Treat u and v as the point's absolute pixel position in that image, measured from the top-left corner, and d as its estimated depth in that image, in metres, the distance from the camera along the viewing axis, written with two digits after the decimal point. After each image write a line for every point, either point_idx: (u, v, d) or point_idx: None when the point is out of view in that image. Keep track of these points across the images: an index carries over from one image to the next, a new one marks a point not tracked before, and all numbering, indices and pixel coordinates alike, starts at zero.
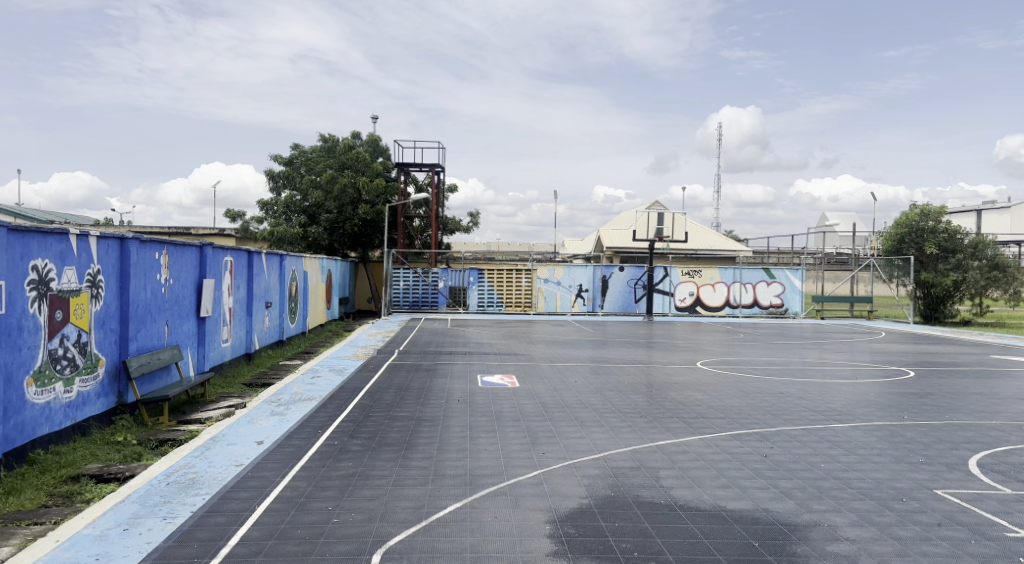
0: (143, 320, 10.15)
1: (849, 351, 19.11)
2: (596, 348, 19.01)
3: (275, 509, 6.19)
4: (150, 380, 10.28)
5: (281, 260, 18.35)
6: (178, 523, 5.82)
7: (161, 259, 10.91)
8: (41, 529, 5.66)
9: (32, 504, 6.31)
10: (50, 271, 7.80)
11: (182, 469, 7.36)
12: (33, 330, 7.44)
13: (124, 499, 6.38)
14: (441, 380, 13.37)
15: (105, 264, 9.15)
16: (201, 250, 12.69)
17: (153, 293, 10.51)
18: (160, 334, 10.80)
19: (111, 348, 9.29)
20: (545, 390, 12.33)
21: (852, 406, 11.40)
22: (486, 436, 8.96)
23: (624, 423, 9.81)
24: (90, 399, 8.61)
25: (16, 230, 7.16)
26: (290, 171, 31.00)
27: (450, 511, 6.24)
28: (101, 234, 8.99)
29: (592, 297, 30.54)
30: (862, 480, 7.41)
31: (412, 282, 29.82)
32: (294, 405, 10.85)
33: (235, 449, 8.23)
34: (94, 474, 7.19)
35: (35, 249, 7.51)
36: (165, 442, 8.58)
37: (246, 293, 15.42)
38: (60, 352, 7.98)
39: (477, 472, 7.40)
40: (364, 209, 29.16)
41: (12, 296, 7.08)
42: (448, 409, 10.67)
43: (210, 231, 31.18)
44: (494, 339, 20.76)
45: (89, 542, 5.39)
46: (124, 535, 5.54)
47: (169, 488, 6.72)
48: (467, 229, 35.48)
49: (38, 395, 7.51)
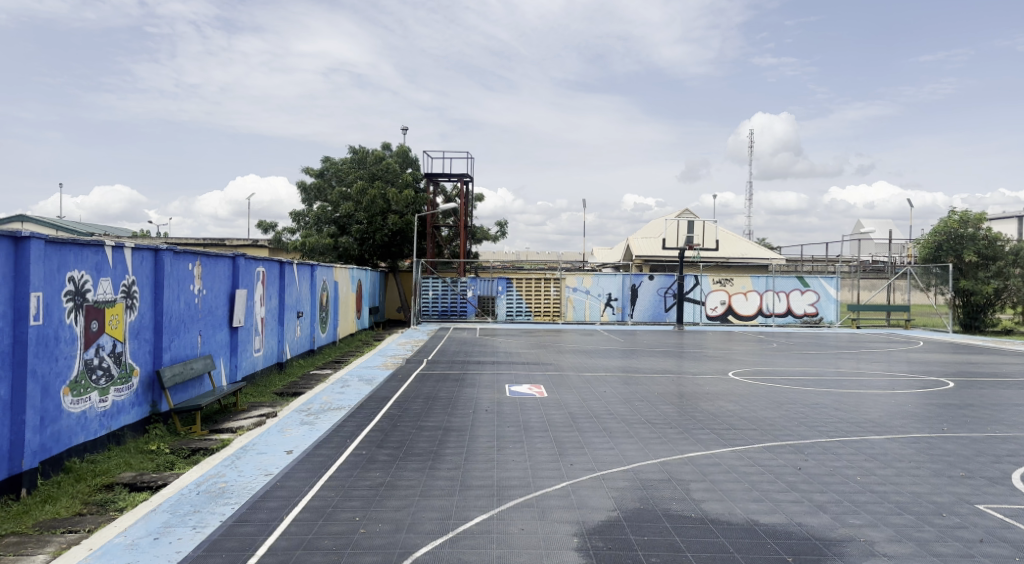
0: (177, 331, 10.34)
1: (887, 361, 18.64)
2: (625, 357, 18.85)
3: (303, 519, 6.23)
4: (183, 389, 10.46)
5: (312, 271, 18.59)
6: (207, 533, 5.88)
7: (194, 270, 11.11)
8: (75, 537, 5.77)
9: (67, 512, 6.45)
10: (87, 282, 7.99)
11: (213, 479, 7.44)
12: (70, 341, 7.60)
13: (155, 508, 6.48)
14: (469, 389, 13.38)
15: (140, 275, 9.34)
16: (233, 261, 12.90)
17: (186, 303, 10.71)
18: (193, 344, 10.99)
19: (146, 357, 9.47)
20: (573, 400, 12.27)
21: (889, 417, 11.14)
22: (514, 447, 8.92)
23: (653, 434, 9.70)
24: (124, 408, 8.79)
25: (54, 242, 7.35)
26: (321, 182, 31.28)
27: (476, 522, 6.22)
28: (136, 246, 9.17)
29: (622, 306, 30.37)
30: (900, 494, 7.20)
31: (441, 291, 30.00)
32: (324, 415, 10.93)
33: (265, 458, 8.32)
34: (128, 482, 7.33)
35: (72, 261, 7.69)
36: (198, 450, 8.71)
37: (278, 303, 15.65)
38: (96, 362, 8.16)
39: (504, 483, 7.36)
40: (394, 219, 29.40)
41: (50, 307, 7.26)
42: (476, 419, 10.68)
43: (242, 243, 31.50)
44: (523, 348, 20.71)
45: (120, 551, 5.47)
46: (154, 545, 5.61)
47: (200, 497, 6.80)
48: (495, 238, 35.60)
49: (74, 404, 7.68)
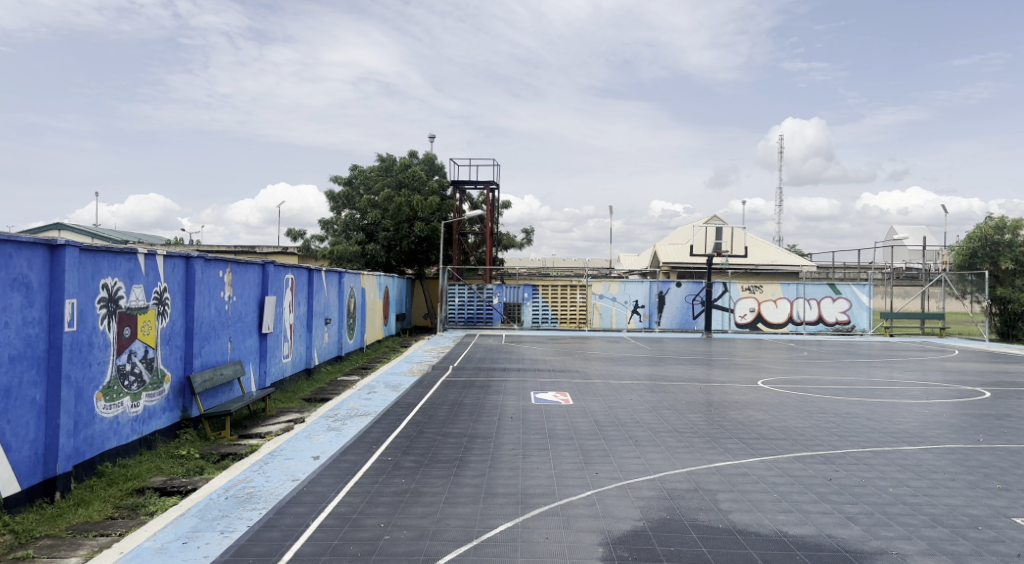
0: (207, 337, 10.51)
1: (921, 370, 18.21)
2: (652, 365, 18.69)
3: (328, 525, 6.27)
4: (213, 395, 10.63)
5: (340, 278, 18.77)
6: (235, 537, 5.95)
7: (225, 277, 11.29)
8: (106, 541, 5.88)
9: (99, 515, 6.59)
10: (120, 289, 8.15)
11: (241, 483, 7.54)
12: (103, 347, 7.77)
13: (184, 513, 6.57)
14: (495, 396, 13.38)
15: (172, 281, 9.52)
16: (263, 268, 13.09)
17: (217, 310, 10.88)
18: (223, 350, 11.16)
19: (177, 363, 9.64)
20: (599, 408, 12.20)
21: (923, 427, 10.88)
22: (539, 455, 8.90)
23: (680, 443, 9.60)
24: (155, 413, 8.95)
25: (88, 250, 7.53)
26: (349, 191, 31.58)
27: (500, 530, 6.20)
28: (168, 253, 9.35)
29: (649, 313, 30.15)
30: (934, 506, 7.03)
31: (467, 298, 30.11)
32: (350, 421, 11.02)
33: (293, 463, 8.41)
34: (158, 487, 7.46)
35: (106, 268, 7.86)
36: (227, 455, 8.83)
37: (306, 310, 15.83)
38: (128, 368, 8.33)
39: (529, 491, 7.34)
40: (420, 226, 29.57)
41: (84, 313, 7.43)
42: (502, 426, 10.67)
43: (272, 250, 31.91)
44: (548, 355, 20.66)
45: (150, 555, 5.56)
46: (183, 549, 5.69)
47: (228, 502, 6.89)
48: (522, 245, 35.62)
49: (107, 409, 7.84)
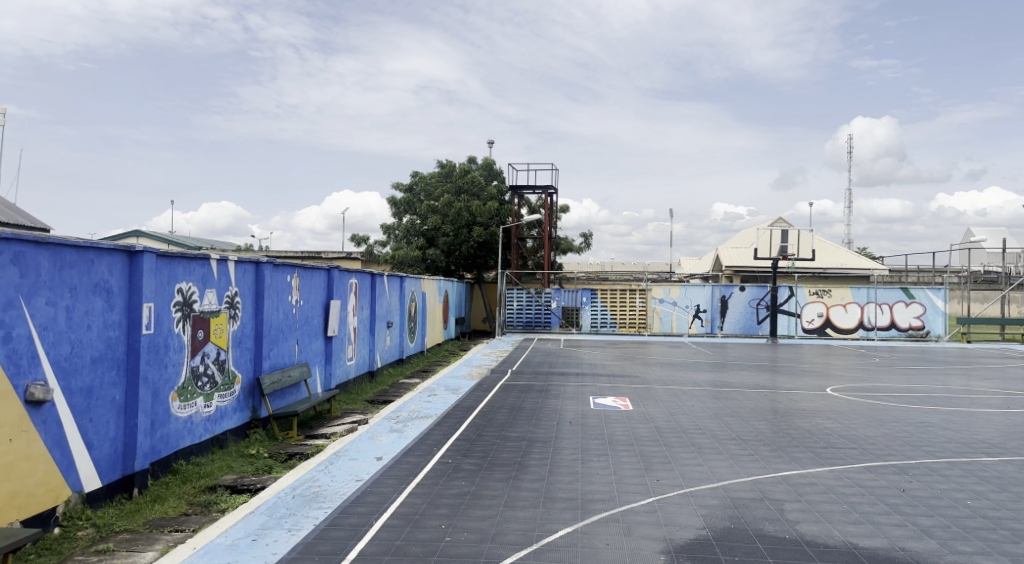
0: (275, 340, 10.85)
1: (1003, 378, 17.26)
2: (714, 371, 18.32)
3: (391, 525, 6.38)
4: (281, 396, 10.97)
5: (401, 282, 19.09)
6: (302, 536, 6.12)
7: (292, 282, 11.65)
8: (181, 536, 6.15)
9: (174, 511, 6.89)
10: (194, 294, 8.51)
11: (307, 483, 7.76)
12: (178, 349, 8.12)
13: (254, 510, 6.81)
14: (554, 401, 13.36)
15: (242, 286, 9.87)
16: (328, 273, 13.44)
17: (284, 313, 11.23)
18: (290, 353, 11.51)
19: (247, 365, 9.99)
20: (660, 414, 12.04)
21: (1006, 438, 10.32)
22: (599, 461, 8.84)
23: (744, 451, 9.38)
24: (227, 413, 9.30)
25: (165, 256, 7.89)
26: (410, 197, 32.05)
27: (561, 535, 6.19)
28: (239, 259, 9.71)
29: (711, 318, 29.58)
30: (1017, 521, 6.66)
31: (525, 302, 30.19)
32: (411, 423, 11.19)
33: (356, 464, 8.60)
34: (229, 484, 7.74)
35: (181, 273, 8.22)
36: (293, 455, 9.10)
37: (369, 313, 16.16)
38: (201, 369, 8.68)
39: (589, 497, 7.30)
40: (479, 231, 29.81)
41: (160, 317, 7.79)
42: (561, 431, 10.64)
43: (335, 256, 32.68)
44: (608, 360, 20.51)
45: (222, 550, 5.78)
46: (252, 546, 5.90)
47: (295, 501, 7.10)
48: (580, 249, 35.49)
49: (182, 409, 8.19)
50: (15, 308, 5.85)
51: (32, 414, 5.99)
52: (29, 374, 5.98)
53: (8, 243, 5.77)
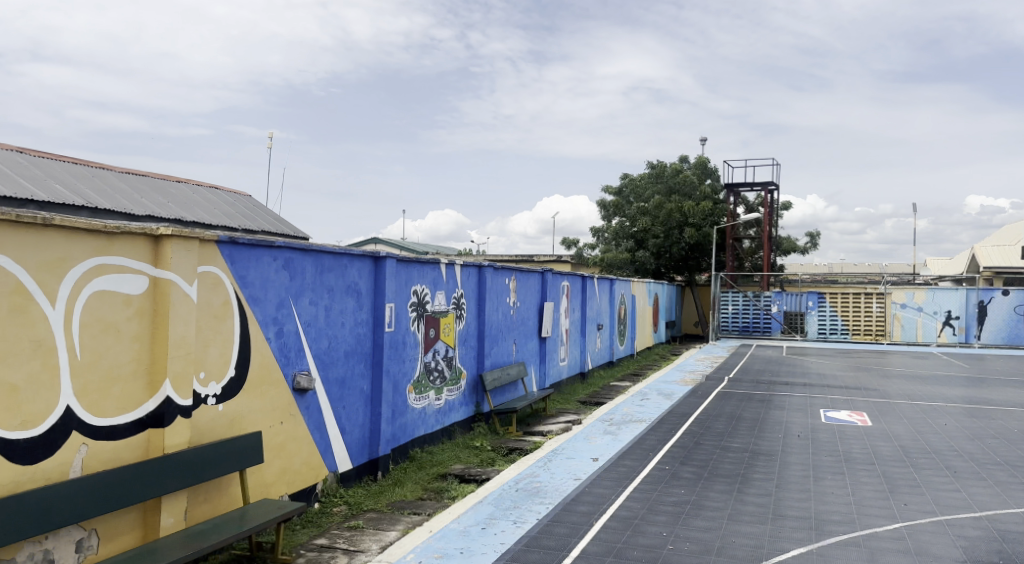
0: (496, 339, 11.41)
1: None
2: (971, 387, 16.03)
3: (612, 527, 6.39)
4: (501, 393, 11.51)
5: (612, 286, 19.13)
6: (527, 528, 6.36)
7: (511, 284, 12.17)
8: (419, 519, 6.69)
9: (412, 495, 7.53)
10: (426, 295, 9.21)
11: (530, 478, 8.05)
12: (413, 345, 8.85)
13: (482, 500, 7.21)
14: (777, 411, 12.54)
15: (467, 288, 10.50)
16: (544, 276, 13.84)
17: (504, 314, 11.76)
18: (509, 352, 12.03)
19: (471, 362, 10.62)
20: (904, 432, 10.78)
21: None
22: (833, 478, 8.12)
23: (1016, 480, 8.07)
24: (454, 407, 9.96)
25: (403, 261, 8.64)
26: (619, 200, 31.68)
27: (793, 555, 5.77)
28: (465, 263, 10.34)
29: (967, 326, 25.90)
30: None
31: (742, 306, 28.73)
32: (626, 426, 11.14)
33: (575, 463, 8.75)
34: (458, 474, 8.28)
35: (416, 276, 8.95)
36: (514, 450, 9.51)
37: (581, 316, 16.39)
38: (433, 365, 9.37)
39: (823, 516, 6.73)
40: (692, 233, 28.91)
41: (399, 316, 8.54)
42: (787, 444, 9.95)
43: (548, 259, 33.62)
44: (838, 370, 18.83)
45: (456, 536, 6.19)
46: (482, 534, 6.24)
47: (519, 494, 7.40)
48: (804, 250, 32.96)
49: (417, 401, 8.93)
50: (286, 307, 6.76)
51: (298, 400, 6.90)
52: (296, 365, 6.89)
53: (281, 250, 6.68)
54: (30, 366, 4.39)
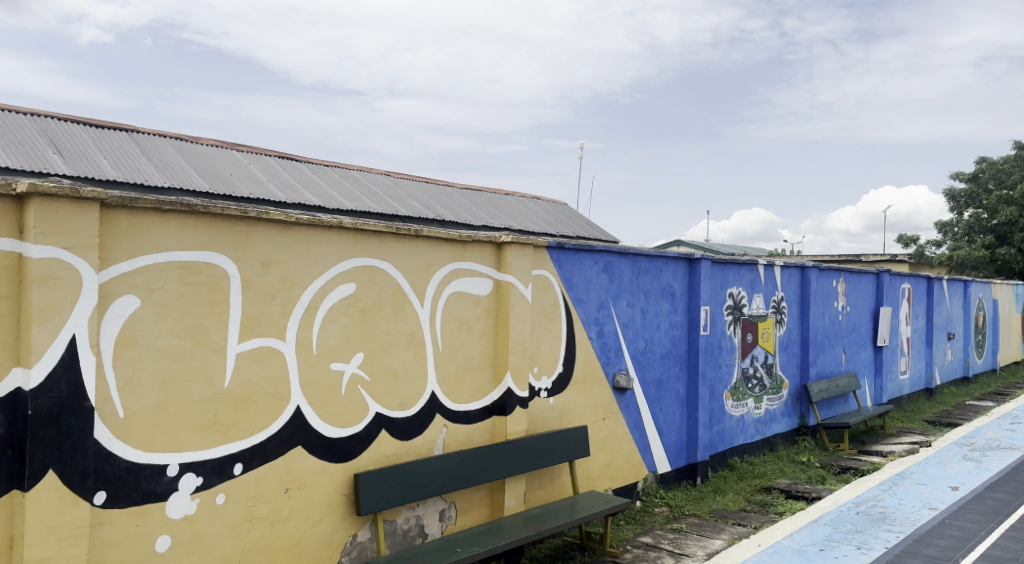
0: (822, 346, 10.49)
1: None
2: None
3: None
4: (829, 405, 10.55)
5: (966, 288, 16.34)
6: (874, 557, 5.71)
7: (839, 287, 11.08)
8: (745, 531, 6.44)
9: (734, 505, 7.26)
10: (743, 298, 8.82)
11: (871, 501, 7.23)
12: (730, 350, 8.55)
13: (816, 519, 6.66)
14: None
15: (788, 290, 9.83)
16: (878, 277, 12.34)
17: (830, 319, 10.76)
18: (837, 361, 10.98)
19: (794, 371, 9.92)
20: None
21: None
22: None
23: None
24: (775, 417, 9.41)
25: (718, 263, 8.39)
26: (975, 187, 26.91)
27: None
28: (785, 264, 9.68)
29: None
30: None
31: None
32: (993, 453, 9.40)
33: (927, 490, 7.63)
34: (783, 488, 7.77)
35: (732, 278, 8.63)
36: (847, 469, 8.64)
37: (926, 322, 14.28)
38: (751, 372, 8.96)
39: None
40: None
41: (715, 319, 8.31)
42: None
43: (880, 259, 29.94)
44: None
45: (789, 554, 5.81)
46: (820, 556, 5.77)
47: (861, 518, 6.68)
48: None
49: (735, 408, 8.62)
50: (607, 308, 7.00)
51: (619, 399, 7.11)
52: (617, 365, 7.10)
53: (602, 254, 6.94)
54: (407, 355, 5.18)
